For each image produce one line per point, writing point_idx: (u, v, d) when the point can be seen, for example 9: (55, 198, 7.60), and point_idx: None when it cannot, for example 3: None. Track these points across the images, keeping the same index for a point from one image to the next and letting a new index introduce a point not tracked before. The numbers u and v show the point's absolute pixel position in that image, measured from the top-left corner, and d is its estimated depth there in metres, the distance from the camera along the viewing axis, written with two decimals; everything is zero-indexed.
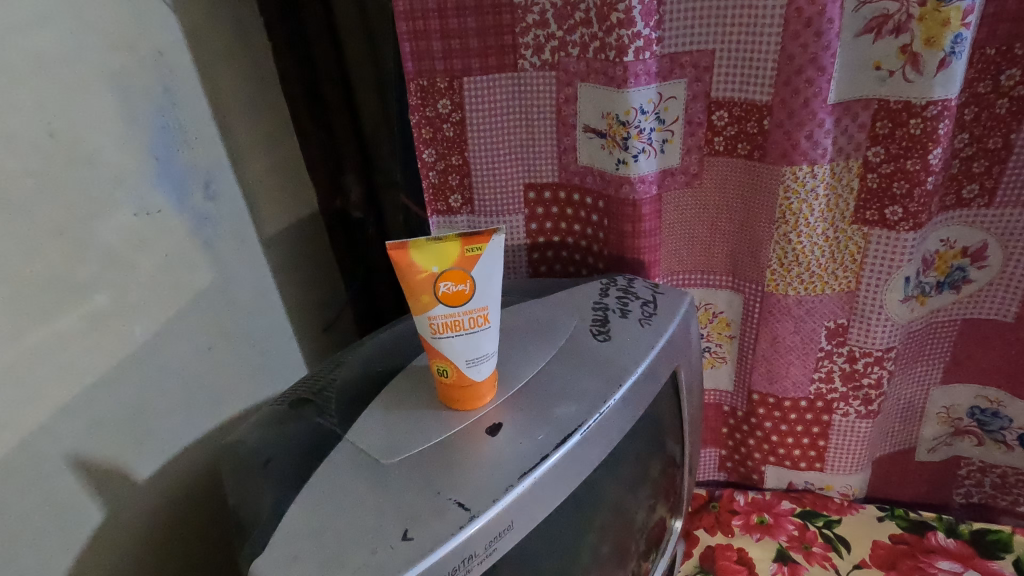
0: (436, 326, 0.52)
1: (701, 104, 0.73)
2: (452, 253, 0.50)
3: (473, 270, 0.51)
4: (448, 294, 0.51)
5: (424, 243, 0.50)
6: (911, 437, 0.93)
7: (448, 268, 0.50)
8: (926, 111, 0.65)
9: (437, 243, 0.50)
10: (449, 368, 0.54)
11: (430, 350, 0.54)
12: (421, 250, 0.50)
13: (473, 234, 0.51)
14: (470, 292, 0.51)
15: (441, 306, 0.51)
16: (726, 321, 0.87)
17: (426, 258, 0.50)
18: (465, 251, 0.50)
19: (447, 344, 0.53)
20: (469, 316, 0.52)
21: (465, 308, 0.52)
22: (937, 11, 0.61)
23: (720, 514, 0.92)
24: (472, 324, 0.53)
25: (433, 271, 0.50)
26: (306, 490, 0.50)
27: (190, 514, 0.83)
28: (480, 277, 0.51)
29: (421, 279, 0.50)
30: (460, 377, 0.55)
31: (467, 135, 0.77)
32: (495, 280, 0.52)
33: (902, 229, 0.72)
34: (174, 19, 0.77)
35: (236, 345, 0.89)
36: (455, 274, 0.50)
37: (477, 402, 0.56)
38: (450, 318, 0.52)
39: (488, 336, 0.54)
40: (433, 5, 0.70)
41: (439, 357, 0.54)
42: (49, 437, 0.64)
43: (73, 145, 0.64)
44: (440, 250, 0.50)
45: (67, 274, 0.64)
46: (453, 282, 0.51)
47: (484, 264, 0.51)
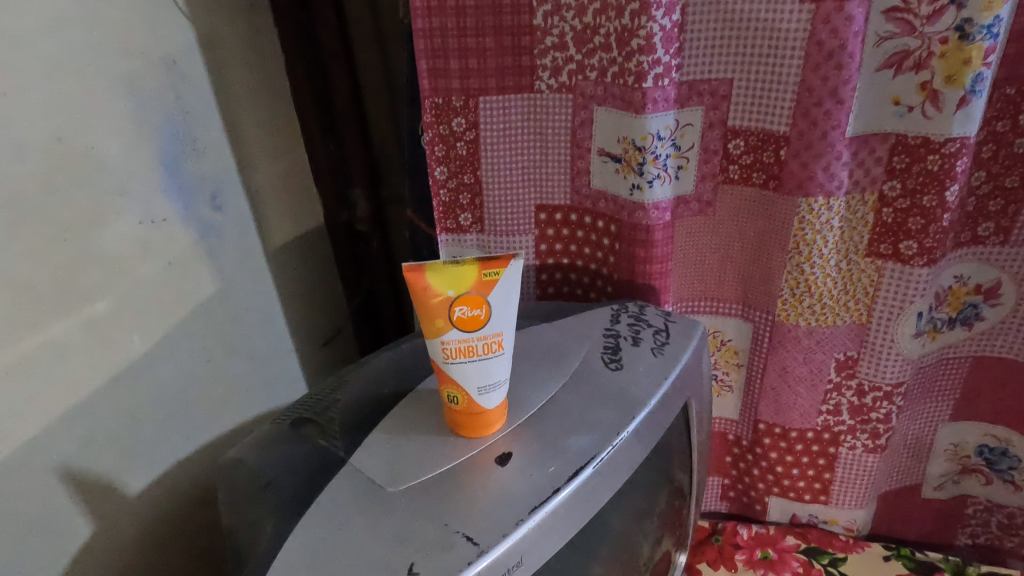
0: (448, 351, 0.51)
1: (717, 132, 0.73)
2: (469, 277, 0.49)
3: (490, 295, 0.50)
4: (463, 319, 0.50)
5: (441, 266, 0.49)
6: (918, 474, 0.92)
7: (464, 292, 0.49)
8: (944, 148, 0.64)
9: (455, 266, 0.49)
10: (460, 394, 0.53)
11: (441, 376, 0.53)
12: (437, 273, 0.49)
13: (491, 259, 0.50)
14: (485, 318, 0.50)
15: (455, 331, 0.50)
16: (734, 349, 0.86)
17: (442, 282, 0.49)
18: (482, 276, 0.49)
19: (459, 370, 0.52)
20: (483, 342, 0.51)
21: (480, 334, 0.51)
22: (959, 49, 0.60)
23: (723, 548, 0.90)
24: (485, 350, 0.52)
25: (448, 295, 0.49)
26: (308, 516, 0.49)
27: (182, 530, 0.81)
28: (496, 303, 0.50)
29: (436, 303, 0.49)
30: (470, 405, 0.53)
31: (480, 154, 0.77)
32: (510, 306, 0.51)
33: (916, 265, 0.71)
34: (190, 28, 0.76)
35: (236, 357, 0.88)
36: (472, 299, 0.49)
37: (487, 430, 0.55)
38: (464, 343, 0.51)
39: (501, 363, 0.53)
40: (453, 24, 0.70)
41: (450, 383, 0.53)
42: (40, 447, 0.62)
43: (80, 150, 0.63)
44: (457, 273, 0.49)
45: (68, 281, 0.63)
46: (468, 307, 0.49)
47: (501, 289, 0.50)
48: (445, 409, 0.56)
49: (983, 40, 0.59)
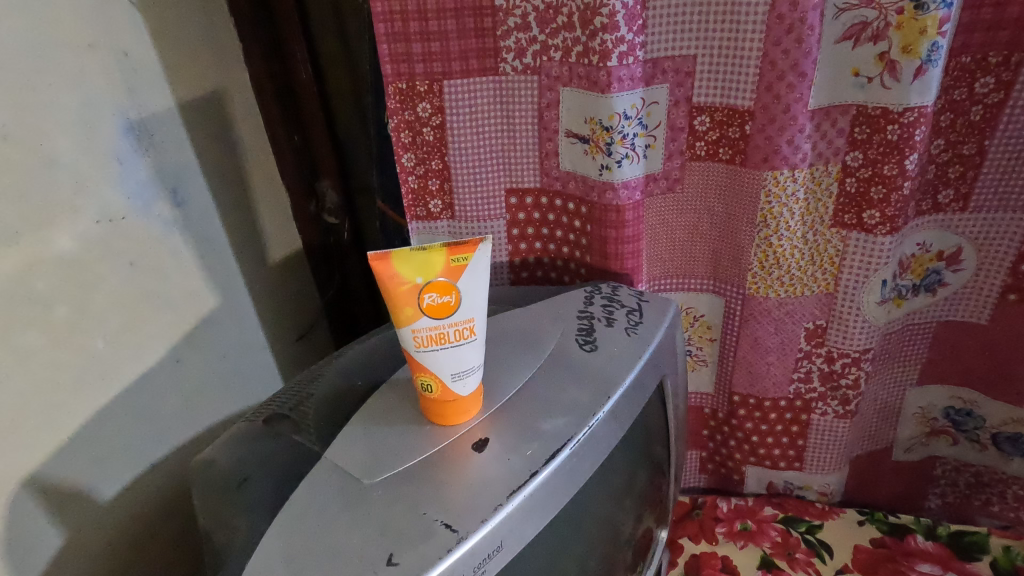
0: (419, 340, 0.50)
1: (683, 109, 0.73)
2: (437, 263, 0.48)
3: (460, 281, 0.49)
4: (433, 306, 0.49)
5: (407, 253, 0.48)
6: (888, 437, 0.94)
7: (433, 279, 0.48)
8: (902, 118, 0.65)
9: (422, 252, 0.48)
10: (434, 383, 0.52)
11: (413, 365, 0.52)
12: (404, 261, 0.48)
13: (459, 243, 0.49)
14: (456, 304, 0.50)
15: (426, 319, 0.49)
16: (707, 324, 0.87)
17: (410, 269, 0.48)
18: (450, 261, 0.49)
19: (432, 358, 0.51)
20: (454, 329, 0.51)
21: (451, 320, 0.50)
22: (914, 19, 0.61)
23: (704, 522, 0.92)
24: (457, 337, 0.51)
25: (417, 283, 0.48)
26: (285, 513, 0.48)
27: (158, 535, 0.80)
28: (465, 288, 0.50)
29: (405, 291, 0.48)
30: (445, 392, 0.53)
31: (447, 139, 0.76)
32: (480, 290, 0.51)
33: (879, 233, 0.72)
34: (140, 18, 0.74)
35: (206, 356, 0.86)
36: (441, 285, 0.49)
37: (463, 417, 0.55)
38: (435, 330, 0.50)
39: (474, 349, 0.53)
40: (413, 6, 0.68)
41: (423, 371, 0.52)
42: (5, 456, 0.60)
43: (30, 149, 0.61)
44: (425, 260, 0.48)
45: (25, 285, 0.61)
46: (438, 294, 0.49)
47: (471, 274, 0.50)
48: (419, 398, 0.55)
49: (937, 10, 0.60)
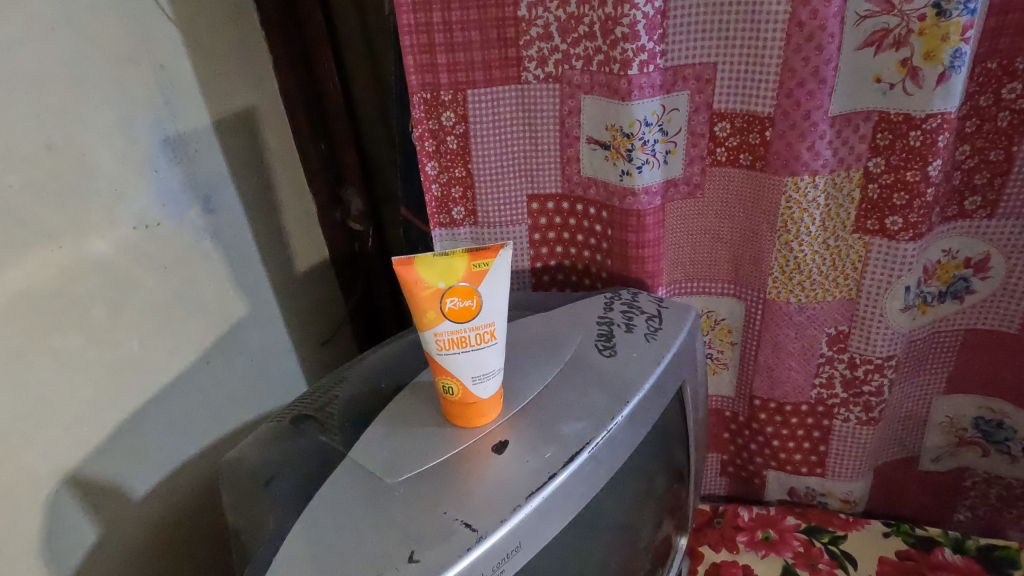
0: (441, 343, 0.52)
1: (703, 115, 0.73)
2: (459, 268, 0.50)
3: (481, 285, 0.51)
4: (455, 310, 0.50)
5: (430, 258, 0.49)
6: (914, 446, 0.93)
7: (455, 284, 0.50)
8: (925, 124, 0.65)
9: (444, 258, 0.50)
10: (456, 386, 0.53)
11: (435, 368, 0.53)
12: (427, 266, 0.49)
13: (481, 249, 0.51)
14: (477, 308, 0.51)
15: (447, 322, 0.51)
16: (727, 328, 0.86)
17: (432, 274, 0.49)
18: (472, 267, 0.50)
19: (453, 361, 0.52)
20: (475, 333, 0.52)
21: (472, 324, 0.51)
22: (936, 25, 0.61)
23: (725, 531, 0.91)
24: (478, 341, 0.52)
25: (439, 287, 0.49)
26: (310, 510, 0.49)
27: (187, 531, 0.82)
28: (486, 293, 0.51)
29: (427, 295, 0.49)
30: (466, 395, 0.54)
31: (470, 146, 0.77)
32: (501, 295, 0.52)
33: (902, 240, 0.71)
34: (176, 33, 0.77)
35: (235, 359, 0.88)
36: (462, 290, 0.50)
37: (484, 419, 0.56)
38: (456, 334, 0.51)
39: (495, 353, 0.54)
40: (438, 17, 0.70)
41: (444, 374, 0.53)
42: (45, 451, 0.63)
43: (72, 158, 0.64)
44: (446, 265, 0.49)
45: (65, 289, 0.64)
46: (460, 298, 0.50)
47: (492, 279, 0.51)
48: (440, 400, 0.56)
49: (960, 17, 0.60)
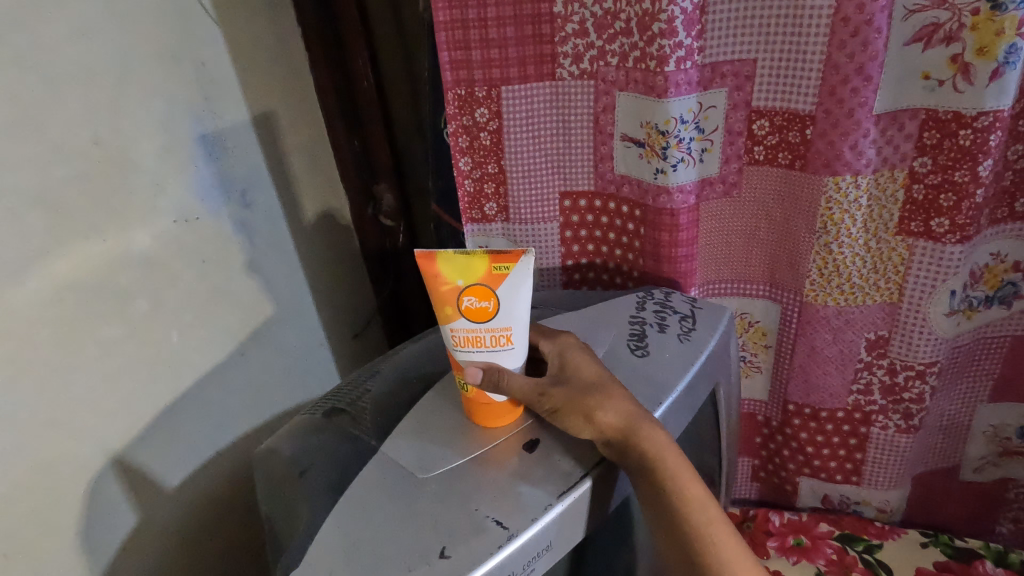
0: (456, 340, 0.52)
1: (741, 113, 0.72)
2: (479, 269, 0.49)
3: (500, 288, 0.50)
4: (470, 309, 0.50)
5: (451, 255, 0.49)
6: (956, 455, 0.90)
7: (473, 283, 0.49)
8: (976, 122, 0.62)
9: (465, 256, 0.49)
10: (468, 384, 0.54)
11: (452, 364, 0.54)
12: (447, 261, 0.49)
13: (504, 252, 0.49)
14: (494, 310, 0.50)
15: (463, 320, 0.51)
16: (762, 330, 0.85)
17: (452, 271, 0.49)
18: (492, 269, 0.49)
19: (466, 359, 0.53)
20: (490, 335, 0.51)
21: (488, 326, 0.51)
22: (991, 20, 0.58)
23: (755, 535, 0.90)
24: (493, 343, 0.52)
25: (458, 284, 0.49)
26: (343, 504, 0.50)
27: (222, 518, 0.84)
28: (505, 297, 0.50)
29: (445, 291, 0.50)
30: (479, 395, 0.54)
31: (503, 143, 0.77)
32: (521, 300, 0.51)
33: (948, 242, 0.69)
34: (216, 30, 0.78)
35: (270, 351, 0.90)
36: (480, 290, 0.49)
37: (498, 420, 0.55)
38: (471, 333, 0.51)
39: (511, 358, 0.53)
40: (474, 14, 0.70)
41: (459, 371, 0.54)
42: (89, 437, 0.65)
43: (116, 152, 0.66)
44: (467, 264, 0.49)
45: (109, 280, 0.66)
46: (476, 298, 0.50)
47: (512, 283, 0.50)
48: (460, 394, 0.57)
49: (1017, 10, 0.57)
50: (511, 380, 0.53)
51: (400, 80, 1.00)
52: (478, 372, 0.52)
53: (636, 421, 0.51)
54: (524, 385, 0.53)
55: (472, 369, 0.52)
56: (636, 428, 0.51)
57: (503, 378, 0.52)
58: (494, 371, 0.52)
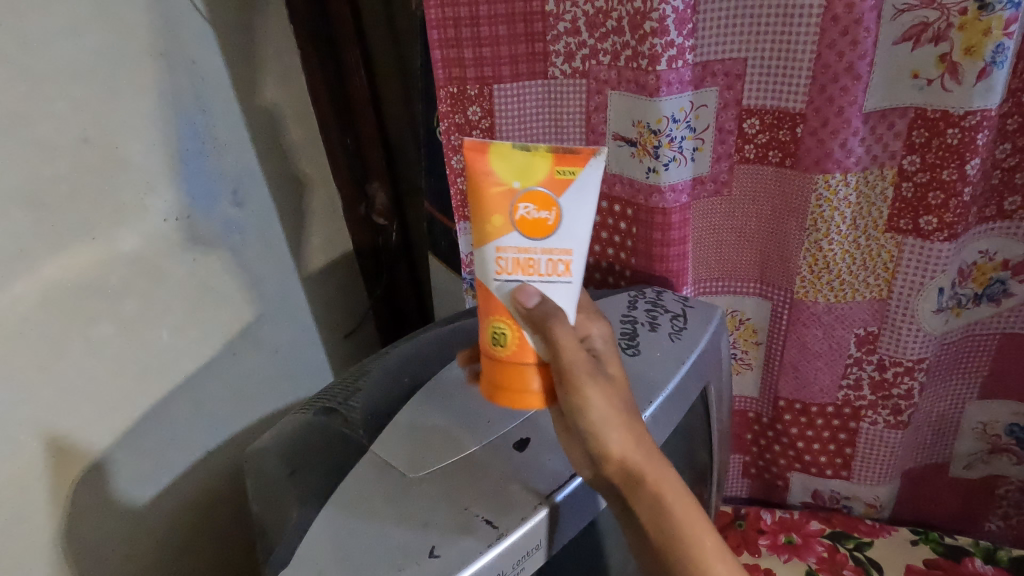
0: (503, 263, 0.44)
1: (732, 112, 0.72)
2: (540, 169, 0.42)
3: (563, 197, 0.42)
4: (526, 221, 0.43)
5: (508, 150, 0.42)
6: (945, 452, 0.91)
7: (531, 187, 0.42)
8: (964, 121, 0.62)
9: (523, 153, 0.42)
10: (510, 332, 0.45)
11: (489, 300, 0.45)
12: (503, 158, 0.42)
13: (569, 153, 0.42)
14: (554, 225, 0.43)
15: (516, 235, 0.43)
16: (753, 327, 0.85)
17: (508, 170, 0.42)
18: (555, 171, 0.42)
19: (513, 287, 0.44)
20: (546, 259, 0.44)
21: (545, 245, 0.43)
22: (978, 20, 0.58)
23: (747, 534, 0.90)
24: (548, 270, 0.44)
25: (513, 187, 0.42)
26: (333, 503, 0.50)
27: (212, 518, 0.84)
28: (568, 207, 0.42)
29: (497, 194, 0.42)
30: (520, 351, 0.46)
31: (496, 140, 0.77)
32: (587, 219, 0.43)
33: (936, 240, 0.69)
34: (207, 28, 0.77)
35: (261, 350, 0.90)
36: (539, 197, 0.42)
37: (524, 397, 0.47)
38: (523, 254, 0.44)
39: (568, 292, 0.45)
40: (466, 13, 0.71)
41: (498, 312, 0.45)
42: (77, 437, 0.65)
43: (104, 151, 0.65)
44: (525, 163, 0.42)
45: (98, 279, 0.66)
46: (535, 206, 0.42)
47: (577, 191, 0.42)
48: (484, 356, 0.48)
49: (1004, 10, 0.57)
50: (560, 335, 0.44)
51: (394, 79, 1.01)
52: (534, 296, 0.44)
53: (650, 447, 0.45)
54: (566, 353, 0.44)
55: (530, 284, 0.44)
56: (648, 452, 0.44)
57: (550, 332, 0.44)
58: (553, 316, 0.44)
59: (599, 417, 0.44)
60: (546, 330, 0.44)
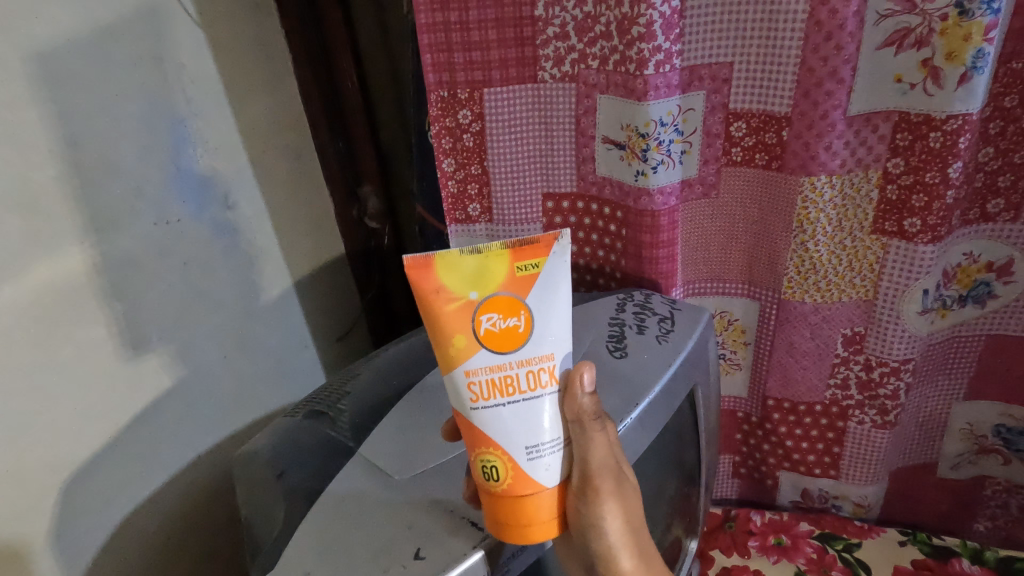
0: (477, 389, 0.41)
1: (719, 115, 0.73)
2: (497, 273, 0.41)
3: (528, 299, 0.41)
4: (494, 333, 0.41)
5: (462, 264, 0.41)
6: (933, 453, 0.91)
7: (492, 296, 0.41)
8: (946, 125, 0.63)
9: (478, 263, 0.41)
10: (502, 464, 0.42)
11: (474, 434, 0.42)
12: (457, 273, 0.41)
13: (527, 247, 0.42)
14: (524, 331, 0.41)
15: (486, 352, 0.41)
16: (741, 328, 0.86)
17: (464, 284, 0.41)
18: (514, 273, 0.41)
19: (494, 415, 0.42)
20: (524, 371, 0.42)
21: (519, 357, 0.41)
22: (958, 25, 0.59)
23: (736, 535, 0.90)
24: (529, 385, 0.42)
25: (472, 299, 0.41)
26: (320, 504, 0.50)
27: (202, 520, 0.84)
28: (535, 309, 0.41)
29: (458, 310, 0.41)
30: (516, 481, 0.42)
31: (486, 144, 0.78)
32: (558, 316, 0.42)
33: (920, 242, 0.70)
34: (199, 32, 0.78)
35: (252, 353, 0.90)
36: (503, 304, 0.41)
37: (531, 531, 0.43)
38: (497, 373, 0.41)
39: (551, 406, 0.42)
40: (456, 17, 0.71)
41: (487, 444, 0.42)
42: (64, 440, 0.65)
43: (94, 155, 0.65)
44: (481, 272, 0.41)
45: (87, 283, 0.66)
46: (500, 315, 0.41)
47: (542, 287, 0.42)
48: (482, 495, 0.44)
49: (983, 16, 0.58)
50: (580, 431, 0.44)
51: (385, 84, 1.01)
52: (586, 387, 0.44)
53: (637, 518, 0.50)
54: (594, 453, 0.45)
55: (588, 370, 0.44)
56: (638, 522, 0.50)
57: (585, 430, 0.44)
58: (597, 413, 0.44)
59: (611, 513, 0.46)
60: (584, 428, 0.44)
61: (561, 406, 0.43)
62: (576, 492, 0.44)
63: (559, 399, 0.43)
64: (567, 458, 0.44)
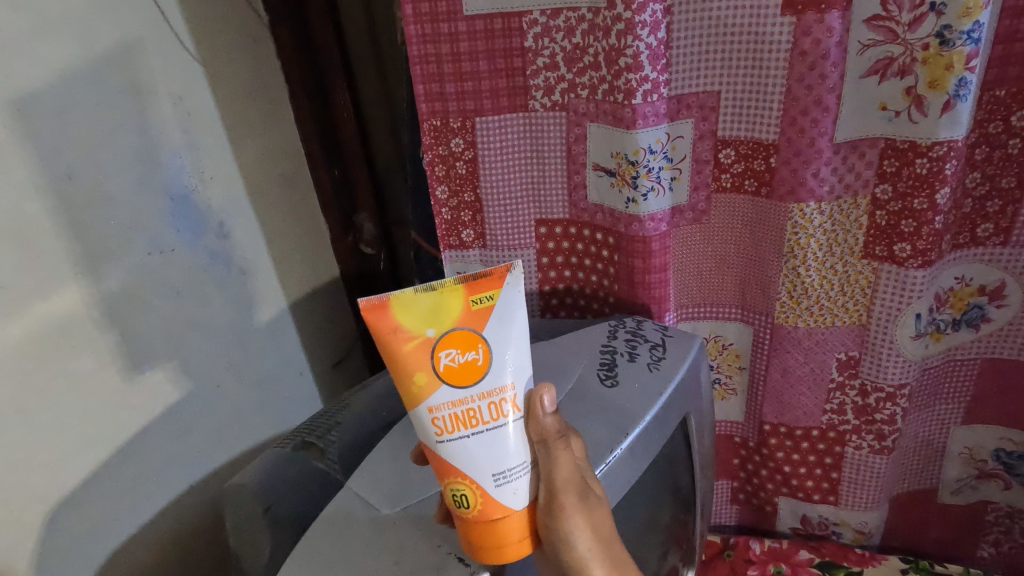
0: (442, 424, 0.42)
1: (708, 143, 0.74)
2: (453, 308, 0.42)
3: (485, 331, 0.42)
4: (454, 368, 0.42)
5: (414, 301, 0.42)
6: (933, 478, 0.90)
7: (450, 331, 0.42)
8: (931, 151, 0.64)
9: (431, 298, 0.42)
10: (471, 493, 0.43)
11: (443, 464, 0.43)
12: (411, 312, 0.42)
13: (479, 278, 0.43)
14: (484, 363, 0.42)
15: (446, 387, 0.42)
16: (736, 353, 0.86)
17: (420, 321, 0.42)
18: (470, 306, 0.42)
19: (461, 447, 0.43)
20: (486, 404, 0.42)
21: (480, 390, 0.42)
22: (940, 54, 0.60)
23: (734, 563, 0.89)
24: (492, 415, 0.43)
25: (429, 336, 0.42)
26: (306, 540, 0.50)
27: (191, 552, 0.83)
28: (493, 341, 0.42)
29: (416, 349, 0.42)
30: (486, 507, 0.43)
31: (478, 173, 0.78)
32: (514, 345, 0.43)
33: (911, 267, 0.70)
34: (196, 66, 0.79)
35: (245, 381, 0.90)
36: (461, 338, 0.42)
37: (506, 551, 0.44)
38: (461, 408, 0.42)
39: (515, 435, 0.44)
40: (447, 49, 0.71)
41: (456, 474, 0.43)
42: (52, 474, 0.65)
43: (88, 188, 0.66)
44: (437, 308, 0.42)
45: (80, 314, 0.66)
46: (459, 350, 0.42)
47: (498, 320, 0.43)
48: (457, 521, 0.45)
49: (964, 46, 0.59)
50: (552, 450, 0.45)
51: (382, 115, 1.03)
52: (548, 408, 0.45)
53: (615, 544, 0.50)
54: (561, 471, 0.46)
55: (549, 392, 0.45)
56: (614, 548, 0.49)
57: (551, 450, 0.45)
58: (560, 431, 0.46)
59: (583, 534, 0.47)
60: (549, 446, 0.45)
61: (527, 428, 0.44)
62: (545, 508, 0.45)
63: (524, 421, 0.44)
64: (535, 476, 0.45)
